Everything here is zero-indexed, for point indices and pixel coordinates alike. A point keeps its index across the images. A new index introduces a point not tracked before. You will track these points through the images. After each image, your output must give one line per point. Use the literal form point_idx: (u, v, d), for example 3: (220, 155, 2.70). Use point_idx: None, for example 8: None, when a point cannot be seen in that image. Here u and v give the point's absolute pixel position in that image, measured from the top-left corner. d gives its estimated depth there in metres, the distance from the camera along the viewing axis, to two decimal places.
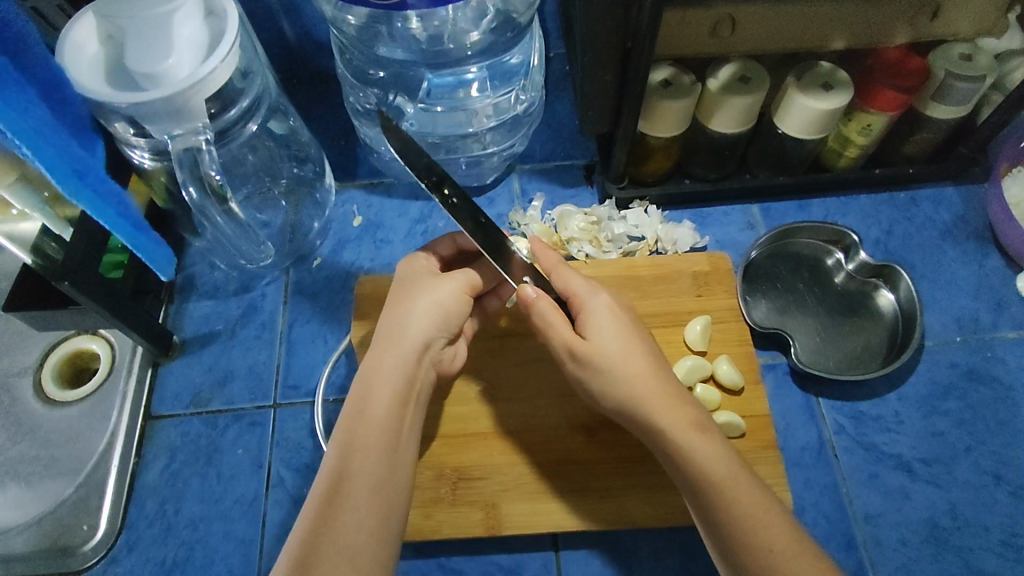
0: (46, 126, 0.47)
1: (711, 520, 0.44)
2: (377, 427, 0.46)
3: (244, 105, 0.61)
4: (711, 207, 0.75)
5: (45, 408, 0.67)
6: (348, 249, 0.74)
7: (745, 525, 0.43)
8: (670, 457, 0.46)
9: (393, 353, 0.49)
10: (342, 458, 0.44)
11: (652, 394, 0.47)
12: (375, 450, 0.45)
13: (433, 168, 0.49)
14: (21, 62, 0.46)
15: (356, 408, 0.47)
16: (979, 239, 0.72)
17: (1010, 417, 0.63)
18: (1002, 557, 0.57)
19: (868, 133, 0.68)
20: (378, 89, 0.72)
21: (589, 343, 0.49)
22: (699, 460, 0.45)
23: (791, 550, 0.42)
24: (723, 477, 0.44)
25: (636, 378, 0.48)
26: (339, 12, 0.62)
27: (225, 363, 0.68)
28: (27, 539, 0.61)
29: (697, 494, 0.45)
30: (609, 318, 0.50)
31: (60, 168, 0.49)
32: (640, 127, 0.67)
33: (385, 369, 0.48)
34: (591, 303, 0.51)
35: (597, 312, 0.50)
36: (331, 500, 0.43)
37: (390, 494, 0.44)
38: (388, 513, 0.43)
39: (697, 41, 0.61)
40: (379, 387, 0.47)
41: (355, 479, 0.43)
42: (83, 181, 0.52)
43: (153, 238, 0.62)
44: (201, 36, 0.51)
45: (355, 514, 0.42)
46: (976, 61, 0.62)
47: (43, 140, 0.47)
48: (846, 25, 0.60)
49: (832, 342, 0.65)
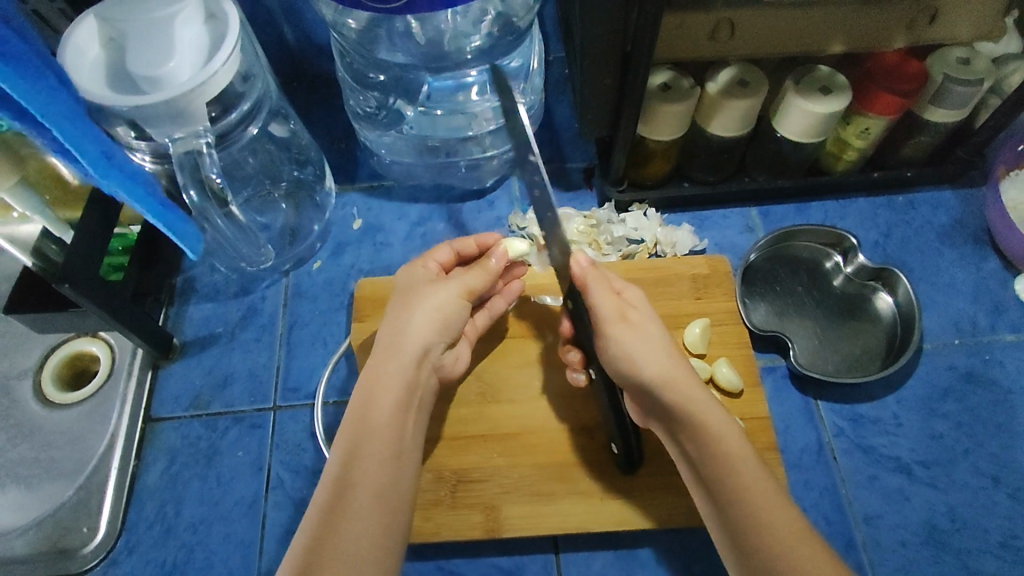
0: (69, 110, 0.48)
1: (725, 503, 0.44)
2: (382, 432, 0.46)
3: (244, 108, 0.62)
4: (711, 210, 0.75)
5: (45, 410, 0.67)
6: (348, 252, 0.74)
7: (757, 508, 0.43)
8: (690, 435, 0.46)
9: (393, 360, 0.49)
10: (344, 466, 0.44)
11: (686, 377, 0.48)
12: (379, 457, 0.45)
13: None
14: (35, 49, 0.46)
15: (360, 414, 0.47)
16: (977, 242, 0.72)
17: (1009, 419, 0.63)
18: (1001, 559, 0.57)
19: (866, 137, 0.68)
20: (377, 92, 0.74)
21: (630, 323, 0.50)
22: (718, 437, 0.45)
23: (800, 535, 0.42)
24: (739, 457, 0.45)
25: (665, 357, 0.49)
26: (339, 16, 0.62)
27: (225, 365, 0.68)
28: (27, 542, 0.61)
29: (715, 477, 0.45)
30: (645, 308, 0.53)
31: (86, 149, 0.49)
32: (639, 130, 0.67)
33: (386, 374, 0.48)
34: (628, 295, 0.54)
35: (637, 301, 0.53)
36: (336, 506, 0.43)
37: (393, 501, 0.44)
38: (391, 520, 0.43)
39: (695, 47, 0.62)
40: (381, 393, 0.47)
41: (359, 486, 0.43)
42: (111, 163, 0.52)
43: (184, 216, 0.60)
44: (203, 39, 0.51)
45: (358, 520, 0.42)
46: (973, 65, 0.63)
47: (68, 122, 0.48)
48: (845, 30, 0.60)
49: (831, 344, 0.65)
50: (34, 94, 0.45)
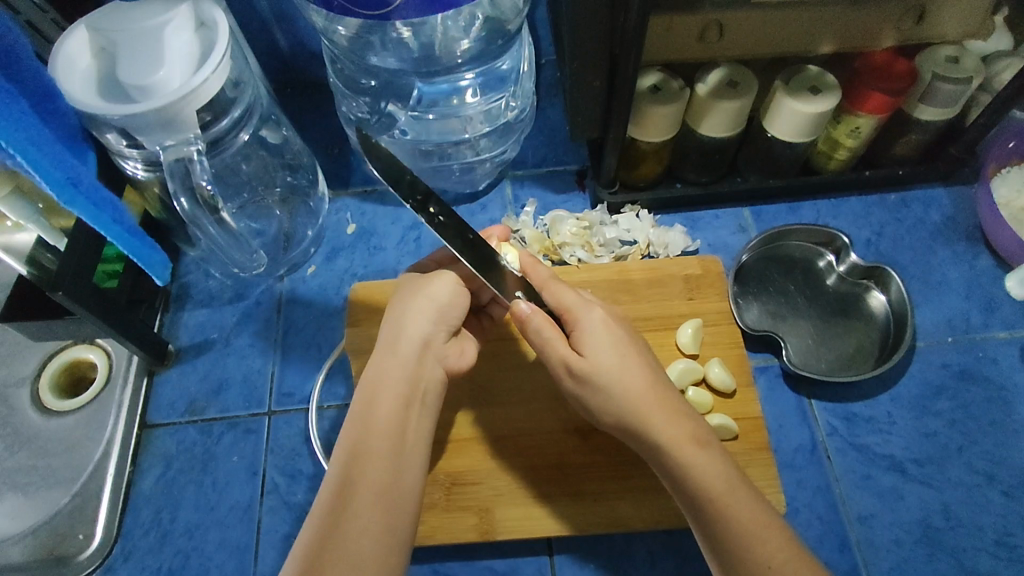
0: (37, 136, 0.48)
1: (711, 534, 0.44)
2: (384, 431, 0.46)
3: (236, 115, 0.62)
4: (703, 211, 0.75)
5: (41, 418, 0.67)
6: (341, 256, 0.74)
7: (744, 543, 0.42)
8: (668, 473, 0.46)
9: (394, 357, 0.49)
10: (347, 466, 0.44)
11: (654, 410, 0.47)
12: (381, 456, 0.45)
13: (417, 186, 0.48)
14: (16, 77, 0.49)
15: (361, 414, 0.47)
16: (970, 239, 0.72)
17: (1003, 417, 0.63)
18: (996, 557, 0.57)
19: (857, 136, 0.68)
20: (369, 97, 0.73)
21: (582, 360, 0.49)
22: (696, 476, 0.45)
23: (791, 565, 0.41)
24: (720, 494, 0.44)
25: (628, 394, 0.48)
26: (329, 23, 0.62)
27: (220, 371, 0.68)
28: (24, 549, 0.61)
29: (698, 507, 0.45)
30: (605, 330, 0.50)
31: (52, 175, 0.50)
32: (630, 132, 0.67)
33: (387, 375, 0.49)
34: (585, 318, 0.50)
35: (591, 326, 0.50)
36: (337, 508, 0.42)
37: (397, 500, 0.44)
38: (395, 519, 0.43)
39: (683, 48, 0.62)
40: (382, 392, 0.48)
41: (360, 486, 0.43)
42: (78, 191, 0.52)
43: (151, 244, 0.62)
44: (194, 48, 0.52)
45: (359, 519, 0.42)
46: (962, 63, 0.63)
47: (37, 149, 0.48)
48: (833, 30, 0.60)
49: (824, 343, 0.65)
50: (5, 122, 0.46)
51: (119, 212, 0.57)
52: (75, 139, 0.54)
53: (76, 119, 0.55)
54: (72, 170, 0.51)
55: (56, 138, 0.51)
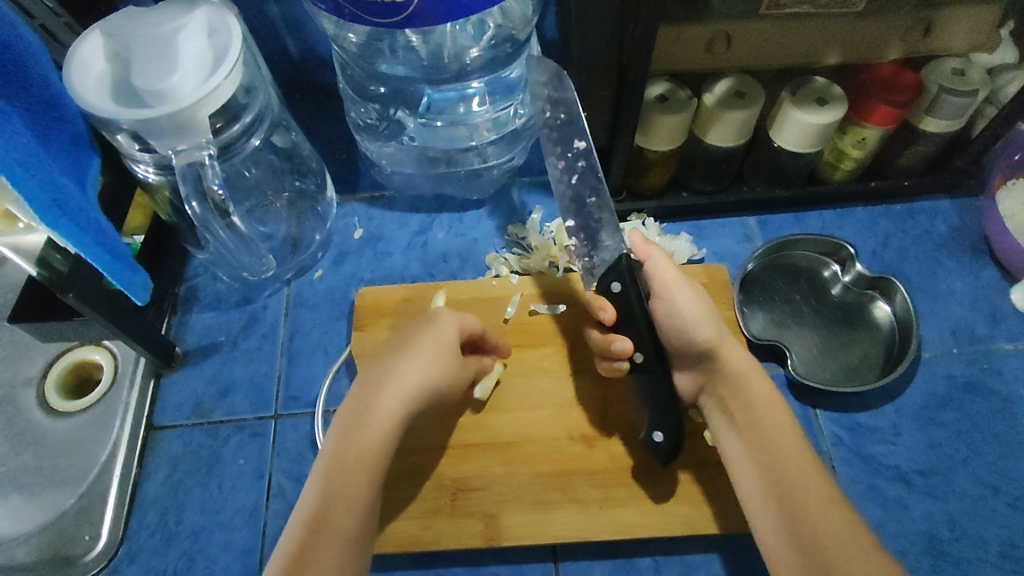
0: (33, 149, 0.48)
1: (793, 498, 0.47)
2: (365, 465, 0.46)
3: (247, 121, 0.62)
4: (709, 220, 0.76)
5: (47, 419, 0.68)
6: (349, 260, 0.75)
7: (826, 511, 0.46)
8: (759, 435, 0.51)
9: (391, 396, 0.48)
10: (323, 498, 0.44)
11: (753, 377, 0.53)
12: (359, 491, 0.45)
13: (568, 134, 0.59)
14: (25, 85, 0.50)
15: (344, 439, 0.47)
16: (976, 251, 0.72)
17: (1008, 429, 0.63)
18: (1000, 568, 0.57)
19: (862, 147, 0.69)
20: (378, 104, 0.75)
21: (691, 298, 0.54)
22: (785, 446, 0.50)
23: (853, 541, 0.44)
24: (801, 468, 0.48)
25: (711, 324, 0.53)
26: (340, 30, 0.63)
27: (227, 373, 0.69)
28: (29, 549, 0.61)
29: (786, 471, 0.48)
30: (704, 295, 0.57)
31: (39, 198, 0.48)
32: (636, 142, 0.68)
33: (379, 409, 0.47)
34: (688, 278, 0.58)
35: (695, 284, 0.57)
36: (306, 540, 0.43)
37: (363, 541, 0.44)
38: (358, 559, 0.44)
39: (693, 58, 0.62)
40: (371, 422, 0.47)
41: (329, 521, 0.44)
42: (64, 212, 0.50)
43: (132, 268, 0.58)
44: (205, 53, 0.52)
45: (326, 557, 0.42)
46: (968, 76, 0.64)
47: (24, 171, 0.47)
48: (840, 40, 0.61)
49: (828, 353, 0.66)
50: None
51: (104, 234, 0.55)
52: (82, 142, 0.55)
53: (83, 122, 0.55)
54: (62, 192, 0.50)
55: (56, 148, 0.52)
